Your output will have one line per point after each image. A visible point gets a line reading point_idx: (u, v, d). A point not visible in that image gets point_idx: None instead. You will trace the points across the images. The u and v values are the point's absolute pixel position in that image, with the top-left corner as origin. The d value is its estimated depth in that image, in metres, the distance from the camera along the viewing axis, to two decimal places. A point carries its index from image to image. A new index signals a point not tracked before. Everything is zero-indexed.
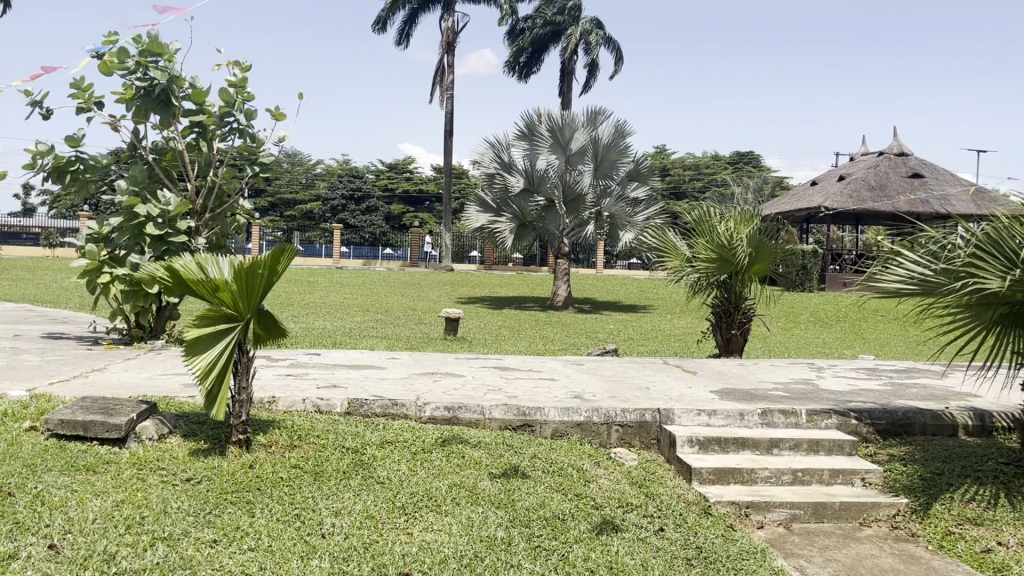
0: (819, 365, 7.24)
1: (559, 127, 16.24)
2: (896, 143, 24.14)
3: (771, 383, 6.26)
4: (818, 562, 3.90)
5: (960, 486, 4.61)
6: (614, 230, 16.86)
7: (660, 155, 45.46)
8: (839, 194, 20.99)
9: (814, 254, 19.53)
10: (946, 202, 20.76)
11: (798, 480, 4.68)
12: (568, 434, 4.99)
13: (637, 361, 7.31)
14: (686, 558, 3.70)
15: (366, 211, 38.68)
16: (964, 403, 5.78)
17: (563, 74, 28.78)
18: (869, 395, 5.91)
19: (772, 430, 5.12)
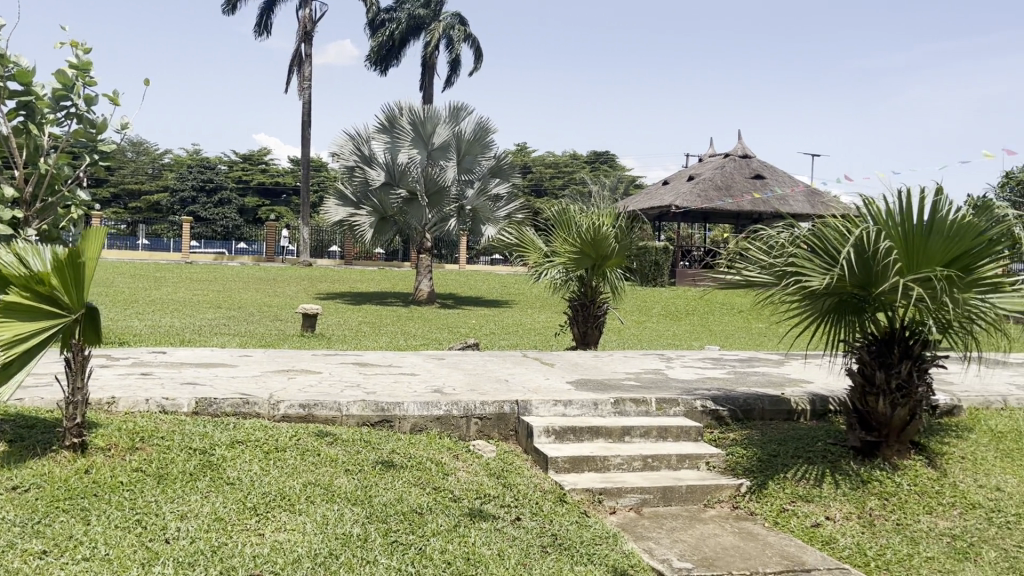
0: (669, 355, 7.56)
1: (422, 121, 16.09)
2: (740, 145, 25.50)
3: (623, 373, 6.50)
4: (666, 543, 4.08)
5: (793, 466, 4.94)
6: (477, 224, 17.05)
7: (521, 153, 46.10)
8: (689, 193, 22.00)
9: (666, 250, 20.40)
10: (785, 201, 22.18)
11: (648, 466, 4.87)
12: (426, 428, 4.98)
13: (497, 354, 7.39)
14: (541, 546, 3.79)
15: (219, 204, 37.07)
16: (799, 388, 6.20)
17: (425, 68, 28.71)
18: (714, 383, 6.24)
19: (623, 418, 5.31)
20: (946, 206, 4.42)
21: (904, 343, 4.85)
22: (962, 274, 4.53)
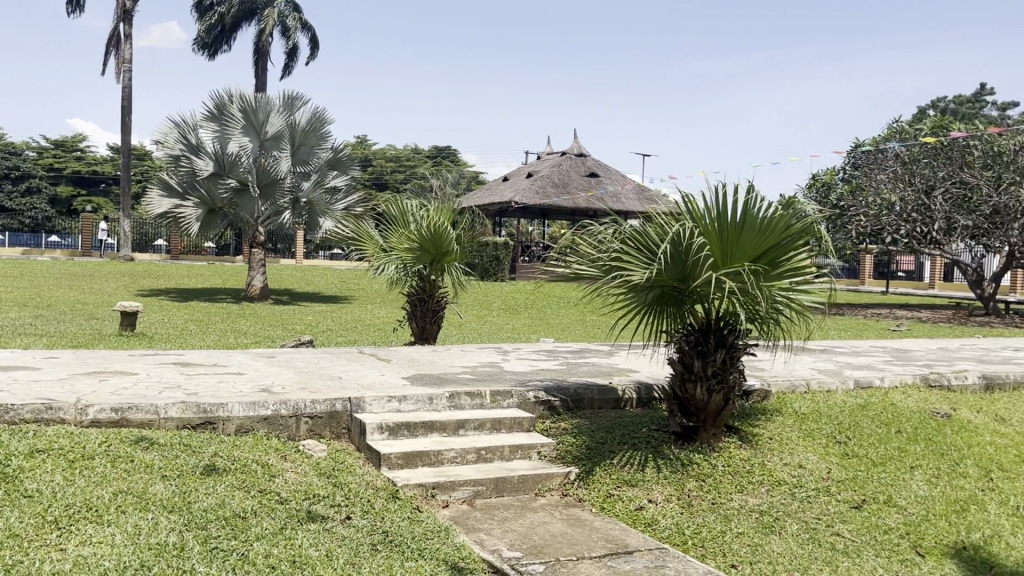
0: (505, 349, 7.67)
1: (252, 109, 15.57)
2: (576, 143, 26.27)
3: (459, 368, 6.53)
4: (497, 534, 4.13)
5: (619, 453, 5.15)
6: (314, 218, 16.55)
7: (361, 145, 45.35)
8: (527, 189, 22.43)
9: (506, 245, 20.72)
10: (618, 199, 23.09)
11: (482, 459, 4.91)
12: (253, 429, 4.80)
13: (331, 350, 7.23)
14: (372, 543, 3.74)
15: (27, 193, 34.06)
16: (626, 378, 6.46)
17: (259, 56, 27.66)
18: (547, 375, 6.39)
19: (457, 412, 5.34)
20: (758, 202, 4.75)
21: (719, 333, 5.13)
22: (767, 267, 4.90)
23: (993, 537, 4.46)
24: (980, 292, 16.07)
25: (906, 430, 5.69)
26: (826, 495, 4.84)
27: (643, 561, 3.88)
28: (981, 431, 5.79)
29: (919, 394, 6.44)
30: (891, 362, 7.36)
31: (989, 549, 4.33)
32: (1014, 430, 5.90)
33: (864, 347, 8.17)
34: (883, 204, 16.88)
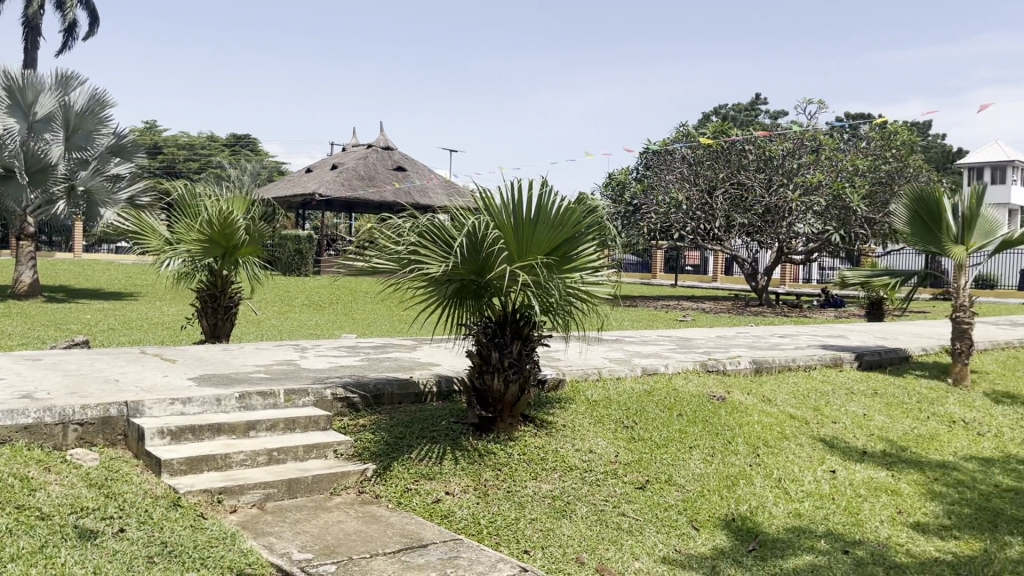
0: (303, 346, 7.44)
1: (18, 87, 14.15)
2: (382, 136, 25.99)
3: (252, 366, 6.26)
4: (287, 537, 3.99)
5: (417, 446, 5.14)
6: (93, 208, 15.02)
7: (150, 131, 42.40)
8: (332, 182, 21.92)
9: (309, 239, 20.19)
10: (424, 192, 23.12)
11: (273, 460, 4.73)
12: (10, 440, 4.34)
13: (108, 351, 6.69)
14: (147, 556, 3.50)
15: None
16: (426, 371, 6.46)
17: (27, 29, 25.12)
18: (345, 371, 6.26)
19: (248, 412, 5.11)
20: (550, 197, 4.90)
21: (516, 324, 5.23)
22: (559, 261, 5.08)
23: (758, 508, 4.88)
24: (755, 284, 17.58)
25: (686, 413, 6.10)
26: (613, 477, 5.09)
27: (438, 554, 3.89)
28: (750, 411, 6.31)
29: (699, 379, 6.93)
30: (674, 350, 7.86)
31: (754, 519, 4.73)
32: (777, 409, 6.49)
33: (652, 337, 8.67)
34: (671, 203, 18.00)
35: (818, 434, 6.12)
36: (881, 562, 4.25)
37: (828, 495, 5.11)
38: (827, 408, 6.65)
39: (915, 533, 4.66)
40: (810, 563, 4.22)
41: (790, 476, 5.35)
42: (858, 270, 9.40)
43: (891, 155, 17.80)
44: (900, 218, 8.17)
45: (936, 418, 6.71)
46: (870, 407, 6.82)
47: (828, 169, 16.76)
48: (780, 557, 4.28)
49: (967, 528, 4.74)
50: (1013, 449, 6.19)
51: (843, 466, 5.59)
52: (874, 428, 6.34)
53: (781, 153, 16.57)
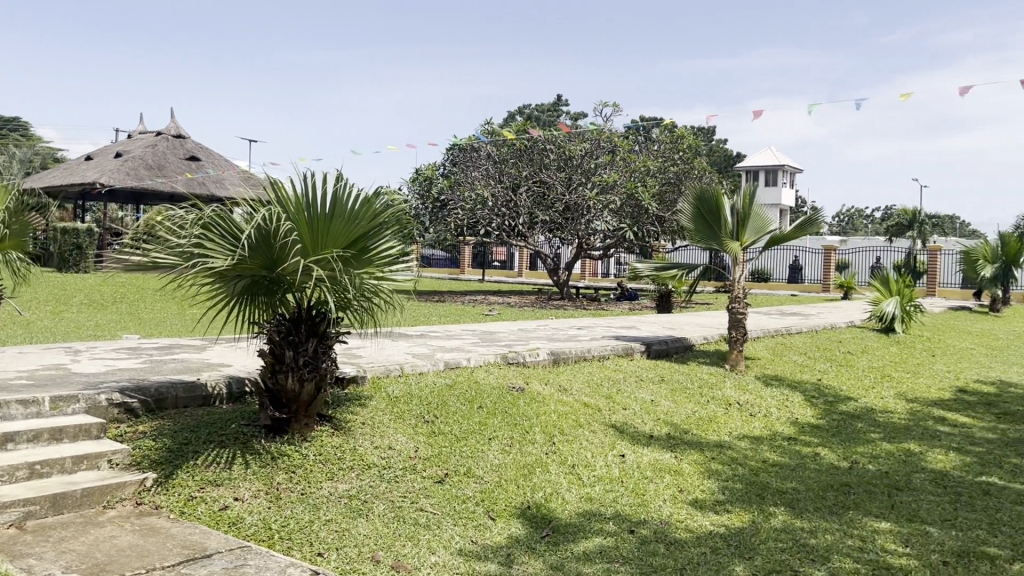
0: (76, 348, 6.83)
1: None
2: (174, 124, 24.44)
3: (13, 372, 5.66)
4: (51, 557, 3.63)
5: (203, 452, 4.86)
6: None
7: None
8: (115, 170, 20.36)
9: (90, 232, 18.64)
10: (219, 183, 22.04)
11: (35, 474, 4.29)
12: None
13: None
14: None
15: None
16: (216, 372, 6.12)
17: None
18: (124, 374, 5.82)
19: (6, 424, 4.61)
20: (344, 190, 4.80)
21: (311, 321, 5.03)
22: (357, 255, 4.96)
23: (552, 494, 5.03)
24: (557, 279, 18.18)
25: (486, 405, 6.18)
26: (412, 473, 5.06)
27: (221, 564, 3.68)
28: (548, 401, 6.51)
29: (499, 371, 7.05)
30: (476, 344, 7.96)
31: (548, 506, 4.87)
32: (573, 398, 6.73)
33: (454, 331, 8.73)
34: (477, 200, 18.20)
35: (609, 421, 6.41)
36: (663, 539, 4.52)
37: (617, 479, 5.36)
38: (618, 396, 6.98)
39: (693, 510, 4.99)
40: (599, 545, 4.40)
41: (582, 462, 5.56)
42: (649, 265, 9.88)
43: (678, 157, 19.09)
44: (686, 216, 8.70)
45: (714, 401, 7.24)
46: (657, 393, 7.24)
47: (622, 170, 17.82)
48: (572, 541, 4.44)
49: (737, 501, 5.15)
50: (779, 427, 6.80)
51: (632, 450, 5.89)
52: (660, 413, 6.74)
53: (580, 152, 17.27)
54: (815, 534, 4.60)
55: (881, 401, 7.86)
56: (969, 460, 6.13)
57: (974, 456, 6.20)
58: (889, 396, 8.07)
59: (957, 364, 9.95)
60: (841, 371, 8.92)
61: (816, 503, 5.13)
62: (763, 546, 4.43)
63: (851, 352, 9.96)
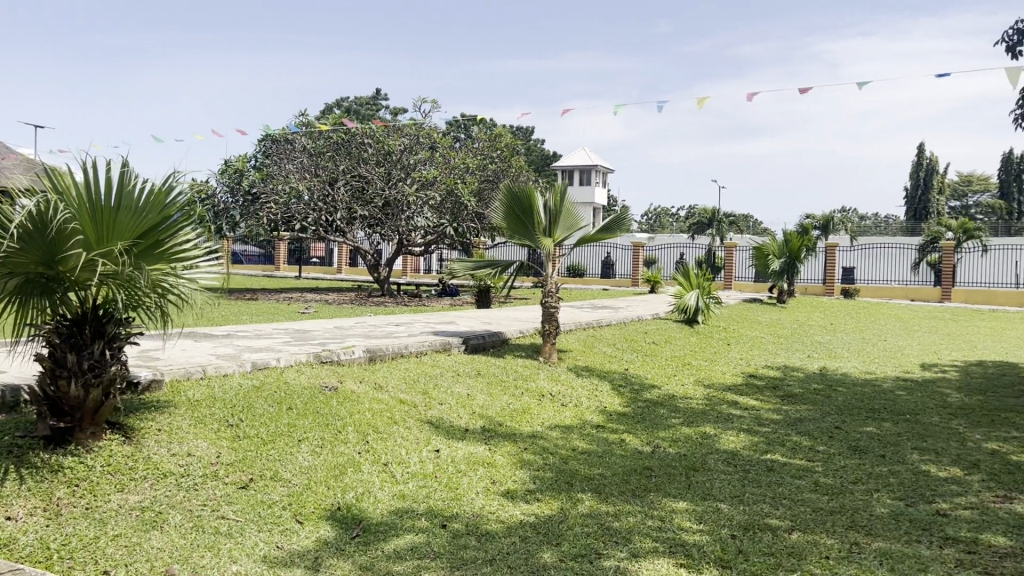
0: None
1: None
2: None
3: None
4: None
5: None
6: None
7: None
8: None
9: None
10: None
11: None
12: None
13: None
14: None
15: None
16: None
17: None
18: None
19: None
20: (130, 177, 4.46)
21: (96, 322, 4.66)
22: (150, 248, 4.63)
23: (364, 494, 4.94)
24: (376, 275, 17.92)
25: (296, 406, 5.98)
26: (213, 479, 4.80)
27: None
28: (362, 399, 6.38)
29: (311, 371, 6.85)
30: (288, 343, 7.69)
31: (359, 506, 4.78)
32: (388, 395, 6.65)
33: (264, 330, 8.39)
34: (291, 193, 17.38)
35: (425, 416, 6.38)
36: (475, 531, 4.55)
37: (431, 475, 5.34)
38: (434, 391, 6.97)
39: (505, 501, 5.06)
40: (410, 542, 4.35)
41: (396, 459, 5.50)
42: (467, 259, 9.74)
43: (496, 155, 19.51)
44: (498, 213, 8.77)
45: (529, 393, 7.41)
46: (473, 387, 7.30)
47: (442, 166, 18.04)
48: (383, 540, 4.37)
49: (548, 490, 5.27)
50: (589, 416, 7.07)
51: (447, 445, 5.89)
52: (475, 407, 6.80)
53: (399, 147, 17.19)
54: (619, 517, 4.80)
55: (682, 388, 8.37)
56: (757, 440, 6.64)
57: (761, 436, 6.73)
58: (689, 383, 8.61)
59: (748, 352, 10.78)
60: (647, 361, 9.42)
61: (621, 487, 5.35)
62: (570, 532, 4.55)
63: (656, 342, 10.53)
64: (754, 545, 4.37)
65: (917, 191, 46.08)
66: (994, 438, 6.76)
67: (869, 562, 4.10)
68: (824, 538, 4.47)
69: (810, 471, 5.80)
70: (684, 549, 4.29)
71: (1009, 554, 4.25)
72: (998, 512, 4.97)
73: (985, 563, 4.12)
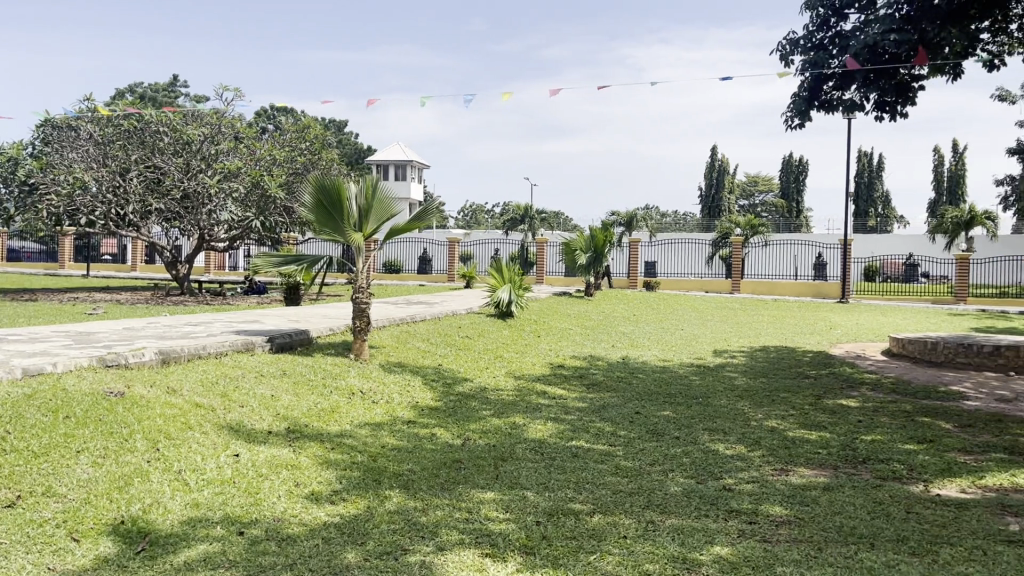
0: None
1: None
2: None
3: None
4: None
5: None
6: None
7: None
8: None
9: None
10: None
11: None
12: None
13: None
14: None
15: None
16: None
17: None
18: None
19: None
20: None
21: None
22: None
23: (151, 505, 4.55)
24: (175, 273, 16.87)
25: (75, 415, 5.47)
26: None
27: None
28: (152, 405, 5.95)
29: (93, 376, 6.29)
30: (68, 346, 7.05)
31: (145, 518, 4.39)
32: (182, 399, 6.23)
33: (41, 333, 7.65)
34: (75, 183, 15.78)
35: (224, 420, 6.04)
36: (275, 536, 4.28)
37: (228, 480, 5.01)
38: (234, 394, 6.63)
39: (309, 502, 4.82)
40: (201, 553, 4.03)
41: (190, 466, 5.13)
42: (279, 258, 9.03)
43: (304, 146, 19.44)
44: (306, 205, 8.35)
45: (337, 391, 7.21)
46: (277, 388, 7.01)
47: (246, 158, 17.74)
48: (171, 552, 4.03)
49: (354, 488, 5.09)
50: (399, 412, 6.99)
51: (247, 449, 5.58)
52: (279, 408, 6.53)
53: (199, 137, 16.45)
54: (427, 512, 4.72)
55: (493, 380, 8.49)
56: (562, 428, 6.84)
57: (567, 424, 6.93)
58: (500, 375, 8.75)
59: (558, 344, 11.12)
60: (459, 355, 9.47)
61: (429, 482, 5.30)
62: (376, 529, 4.41)
63: (469, 336, 10.63)
64: (557, 530, 4.45)
65: (711, 191, 49.57)
66: (774, 417, 7.35)
67: (663, 539, 4.29)
68: (622, 519, 4.64)
69: (611, 455, 6.03)
70: (489, 538, 4.30)
71: (785, 522, 4.61)
72: (777, 484, 5.38)
73: (765, 532, 4.43)
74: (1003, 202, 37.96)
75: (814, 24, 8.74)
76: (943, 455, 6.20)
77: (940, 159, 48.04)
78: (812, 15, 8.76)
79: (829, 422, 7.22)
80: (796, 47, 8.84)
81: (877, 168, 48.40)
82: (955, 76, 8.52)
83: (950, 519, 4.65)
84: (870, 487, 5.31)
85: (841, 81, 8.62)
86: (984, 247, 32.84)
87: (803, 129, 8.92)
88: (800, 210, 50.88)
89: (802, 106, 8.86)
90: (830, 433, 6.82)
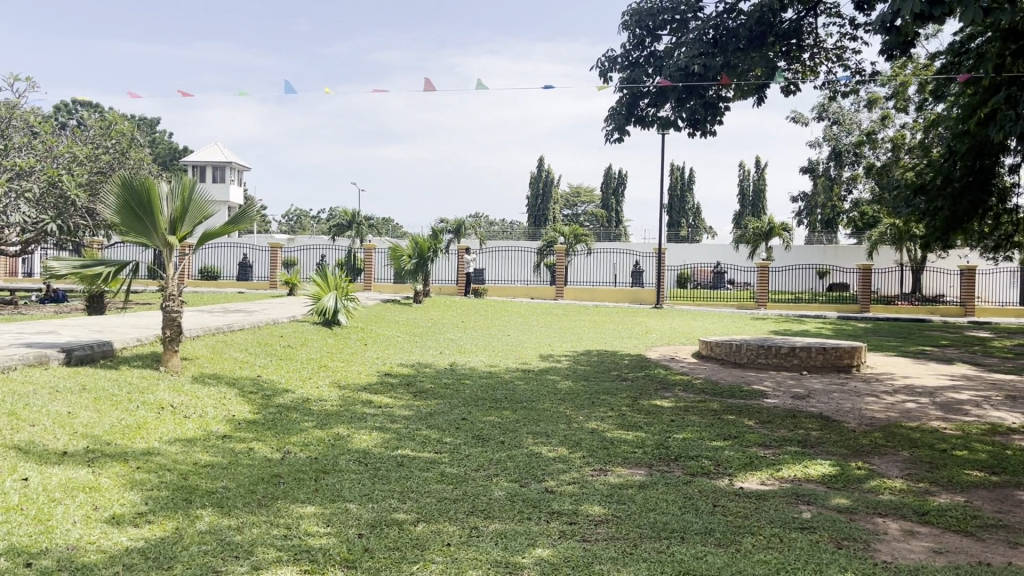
0: None
1: None
2: None
3: None
4: None
5: None
6: None
7: None
8: None
9: None
10: None
11: None
12: None
13: None
14: None
15: None
16: None
17: None
18: None
19: None
20: None
21: None
22: None
23: None
24: None
25: None
26: None
27: None
28: None
29: None
30: None
31: None
32: None
33: None
34: None
35: (10, 442, 5.46)
36: (68, 567, 3.88)
37: (15, 507, 4.53)
38: (23, 412, 6.02)
39: (109, 527, 4.43)
40: None
41: None
42: (74, 260, 8.38)
43: (110, 144, 18.32)
44: (111, 208, 7.68)
45: (145, 406, 6.74)
46: (75, 404, 6.46)
47: (42, 155, 16.45)
48: None
49: (161, 509, 4.76)
50: (214, 426, 6.64)
51: (37, 471, 5.09)
52: (77, 426, 6.00)
53: None
54: (242, 530, 4.48)
55: (317, 390, 8.25)
56: (388, 436, 6.74)
57: (392, 433, 6.84)
58: (324, 385, 8.51)
59: (384, 352, 10.96)
60: (280, 365, 9.13)
61: (245, 499, 5.04)
62: (185, 552, 4.12)
63: (291, 345, 10.27)
64: (379, 541, 4.36)
65: (538, 201, 50.84)
66: (594, 419, 7.59)
67: (485, 544, 4.31)
68: (446, 526, 4.63)
69: (436, 463, 6.01)
70: (308, 554, 4.14)
71: (602, 521, 4.76)
72: (596, 484, 5.57)
73: (584, 532, 4.55)
74: (797, 216, 41.52)
75: (631, 43, 9.15)
76: (745, 450, 6.65)
77: (744, 174, 51.75)
78: (629, 35, 9.17)
79: (644, 423, 7.56)
80: (615, 64, 9.23)
81: (688, 181, 51.43)
82: (757, 99, 9.19)
83: (750, 510, 4.99)
84: (681, 484, 5.61)
85: (656, 98, 9.07)
86: (781, 256, 35.75)
87: (621, 143, 9.29)
88: (620, 220, 53.23)
89: (620, 121, 9.25)
90: (645, 432, 7.15)
